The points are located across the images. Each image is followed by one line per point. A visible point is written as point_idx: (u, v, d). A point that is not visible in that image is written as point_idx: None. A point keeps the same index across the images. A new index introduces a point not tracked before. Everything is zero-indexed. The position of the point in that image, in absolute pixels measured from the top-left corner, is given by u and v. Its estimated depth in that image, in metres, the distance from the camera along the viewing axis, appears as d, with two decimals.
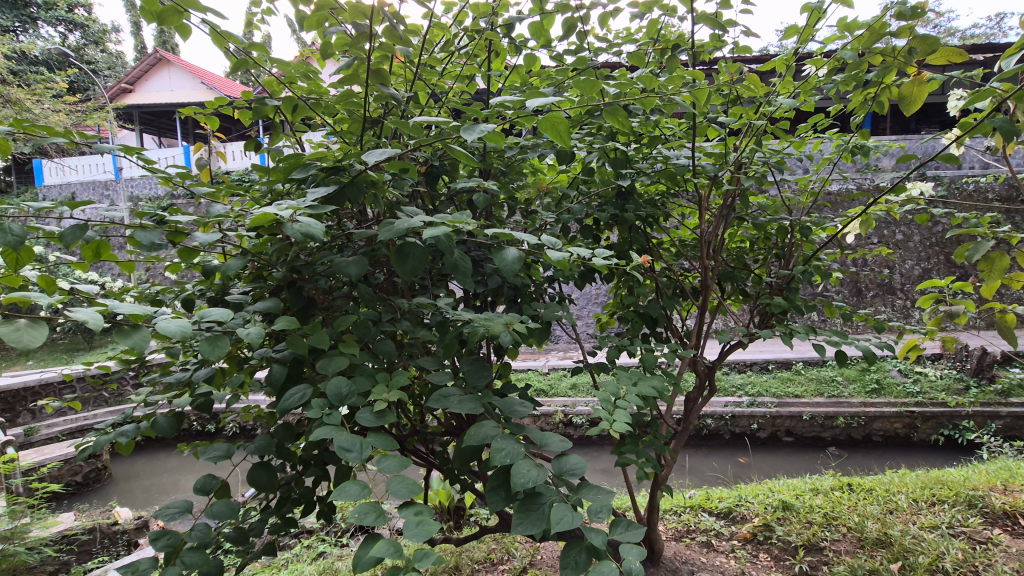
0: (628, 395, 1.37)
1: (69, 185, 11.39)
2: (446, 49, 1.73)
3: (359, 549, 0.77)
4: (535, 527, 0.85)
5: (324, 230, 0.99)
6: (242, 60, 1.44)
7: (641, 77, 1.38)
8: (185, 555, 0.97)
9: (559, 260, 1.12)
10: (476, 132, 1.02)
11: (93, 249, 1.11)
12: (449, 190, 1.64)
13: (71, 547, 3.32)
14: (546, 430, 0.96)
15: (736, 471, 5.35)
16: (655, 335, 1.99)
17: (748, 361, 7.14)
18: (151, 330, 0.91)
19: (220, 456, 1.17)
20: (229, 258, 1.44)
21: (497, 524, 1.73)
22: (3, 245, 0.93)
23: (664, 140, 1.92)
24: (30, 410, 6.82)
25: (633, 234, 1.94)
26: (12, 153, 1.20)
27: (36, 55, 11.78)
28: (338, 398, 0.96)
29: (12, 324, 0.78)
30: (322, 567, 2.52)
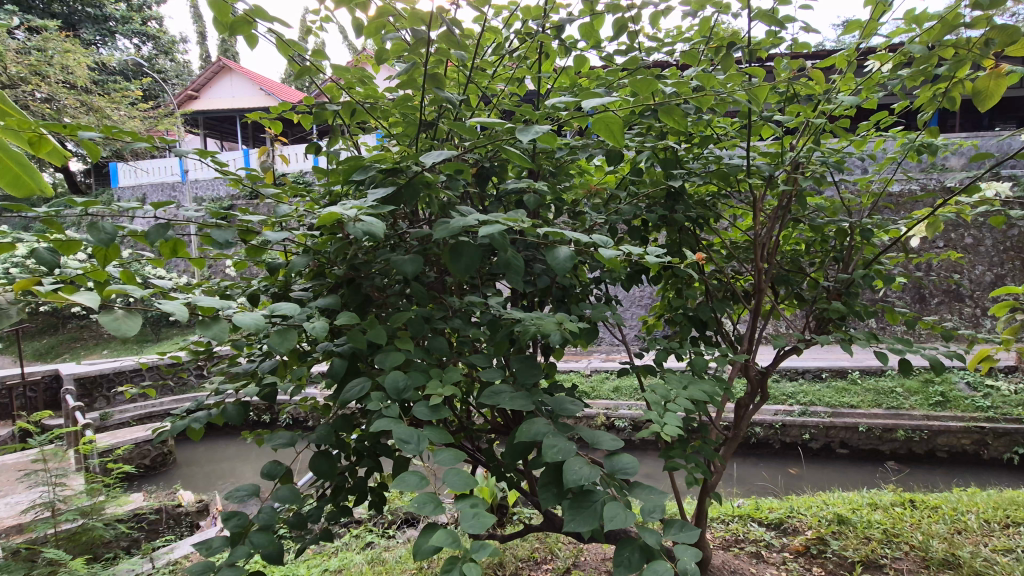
0: (678, 398, 1.34)
1: (140, 187, 12.18)
2: (497, 52, 1.76)
3: (419, 536, 0.79)
4: (587, 525, 0.85)
5: (385, 229, 1.03)
6: (303, 67, 1.51)
7: (697, 76, 1.36)
8: (253, 536, 1.03)
9: (611, 259, 1.13)
10: (531, 133, 1.04)
11: (171, 247, 1.19)
12: (498, 191, 1.66)
13: (141, 525, 3.55)
14: (597, 429, 0.97)
15: (787, 482, 5.17)
16: (705, 339, 1.95)
17: (800, 368, 6.88)
18: (227, 323, 0.97)
19: (284, 444, 1.23)
20: (291, 255, 1.51)
21: (543, 523, 1.74)
22: (97, 242, 1.02)
23: (717, 140, 1.88)
24: (105, 396, 7.34)
25: (682, 236, 1.91)
26: (96, 154, 1.30)
27: (113, 66, 12.65)
28: (396, 391, 1.00)
29: (111, 314, 0.85)
30: (371, 556, 2.60)
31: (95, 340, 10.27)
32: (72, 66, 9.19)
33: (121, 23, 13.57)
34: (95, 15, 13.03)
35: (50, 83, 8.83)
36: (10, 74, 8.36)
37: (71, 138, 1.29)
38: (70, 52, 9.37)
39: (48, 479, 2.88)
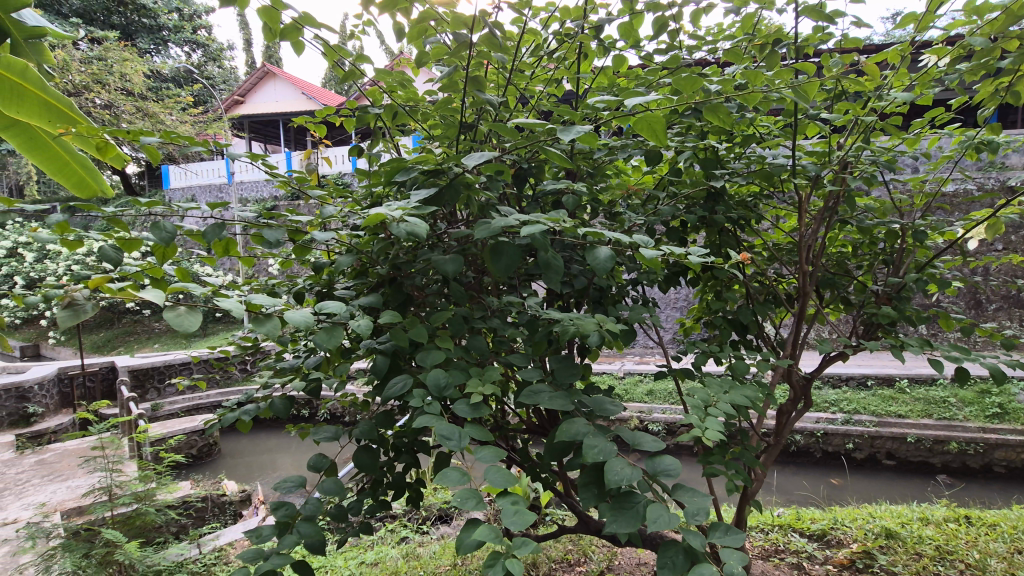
0: (720, 402, 1.32)
1: (190, 189, 12.74)
2: (536, 53, 1.76)
3: (461, 531, 0.81)
4: (628, 526, 0.85)
5: (428, 229, 1.06)
6: (348, 72, 1.56)
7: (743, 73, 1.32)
8: (300, 526, 1.06)
9: (652, 260, 1.12)
10: (573, 133, 1.05)
11: (224, 246, 1.25)
12: (536, 192, 1.67)
13: (189, 512, 3.71)
14: (638, 431, 0.96)
15: (829, 493, 5.00)
16: (746, 343, 1.91)
17: (843, 376, 6.63)
18: (279, 320, 1.01)
19: (328, 438, 1.27)
20: (334, 255, 1.56)
21: (578, 524, 1.73)
22: (159, 241, 1.08)
23: (760, 139, 1.83)
24: (156, 388, 7.70)
25: (723, 237, 1.87)
26: (158, 159, 1.38)
27: (166, 73, 13.28)
28: (438, 388, 1.02)
29: (174, 310, 0.90)
30: (406, 551, 2.64)
31: (147, 334, 10.79)
32: (129, 74, 9.69)
33: (173, 32, 14.21)
34: (150, 25, 13.69)
35: (109, 91, 9.33)
36: (74, 83, 8.89)
37: (133, 143, 1.37)
38: (128, 61, 9.88)
39: (106, 465, 3.04)
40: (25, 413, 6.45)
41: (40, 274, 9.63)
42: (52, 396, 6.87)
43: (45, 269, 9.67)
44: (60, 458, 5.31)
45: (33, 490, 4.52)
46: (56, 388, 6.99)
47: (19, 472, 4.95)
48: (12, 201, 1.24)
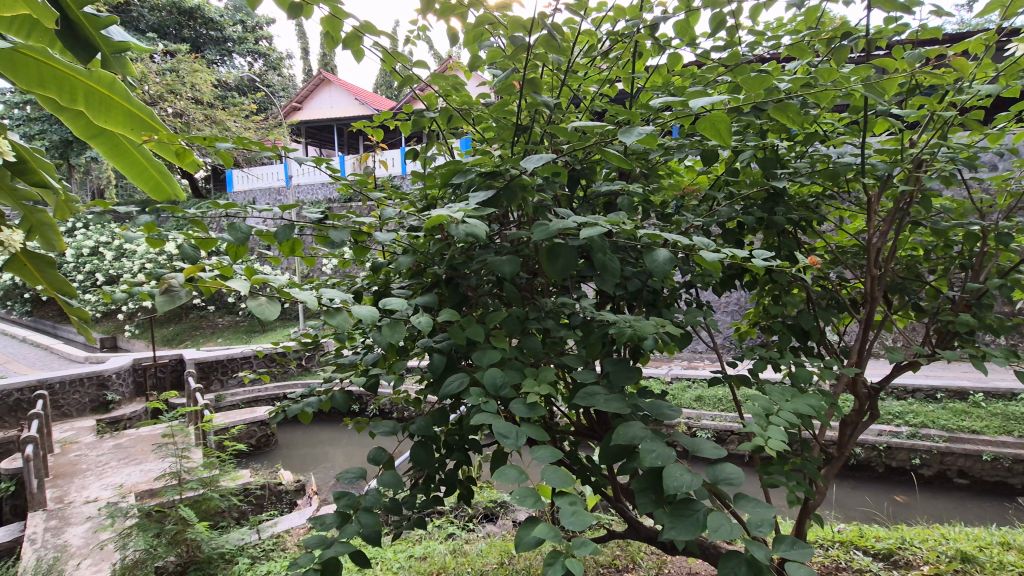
0: (782, 411, 1.26)
1: (251, 192, 13.41)
2: (590, 54, 1.75)
3: (520, 529, 0.81)
4: (689, 534, 0.83)
5: (487, 230, 1.08)
6: (407, 78, 1.61)
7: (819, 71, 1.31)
8: (360, 516, 1.10)
9: (714, 263, 1.09)
10: (635, 135, 1.06)
11: (292, 246, 1.33)
12: (588, 194, 1.66)
13: (249, 499, 3.91)
14: (698, 437, 0.94)
15: (893, 510, 4.73)
16: (806, 350, 1.83)
17: (909, 387, 6.24)
18: (347, 313, 1.07)
19: (386, 433, 1.30)
20: (390, 255, 1.60)
21: (628, 530, 1.71)
22: (237, 241, 1.17)
23: (824, 138, 1.75)
24: (219, 380, 8.15)
25: (783, 239, 1.80)
26: (231, 165, 1.47)
27: (231, 82, 14.04)
28: (494, 387, 1.03)
29: (256, 301, 0.98)
30: (454, 547, 2.68)
31: (211, 329, 11.44)
32: (198, 84, 10.30)
33: (238, 43, 14.99)
34: (217, 37, 14.47)
35: (181, 101, 9.96)
36: (151, 94, 9.54)
37: (210, 148, 1.46)
38: (198, 72, 10.50)
39: (177, 452, 3.24)
40: (104, 399, 6.96)
41: (118, 270, 10.40)
42: (128, 385, 7.39)
43: (122, 266, 10.40)
44: (136, 442, 5.70)
45: (111, 471, 4.88)
46: (131, 377, 7.51)
47: (99, 454, 5.35)
48: (104, 203, 1.35)
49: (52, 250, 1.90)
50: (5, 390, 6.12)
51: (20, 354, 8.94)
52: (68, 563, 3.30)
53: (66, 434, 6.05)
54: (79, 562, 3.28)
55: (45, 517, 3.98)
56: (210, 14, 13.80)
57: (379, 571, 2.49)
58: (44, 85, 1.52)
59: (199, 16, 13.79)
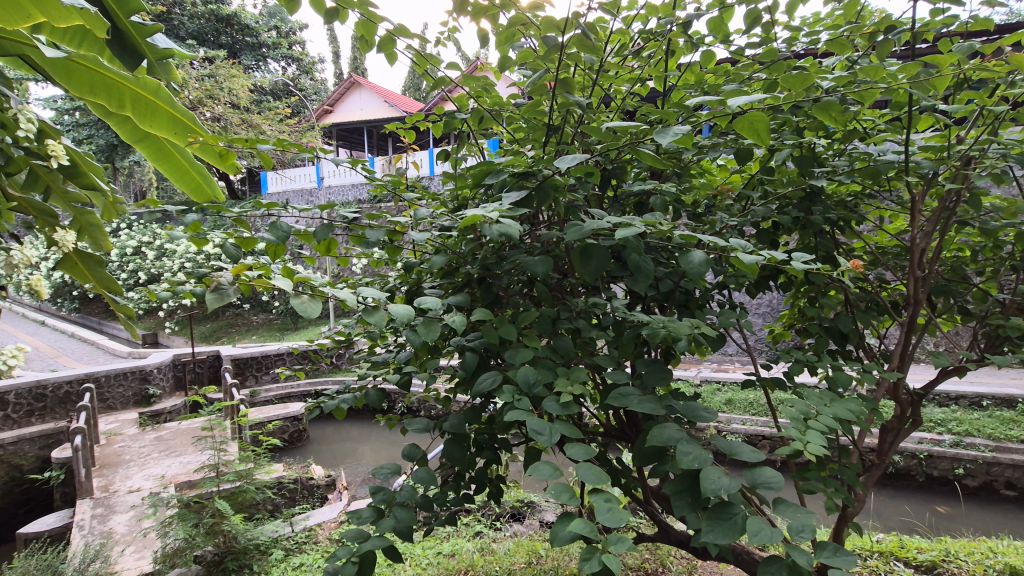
0: (821, 415, 1.23)
1: (284, 194, 13.77)
2: (622, 53, 1.74)
3: (556, 525, 0.81)
4: (727, 537, 0.82)
5: (520, 230, 1.09)
6: (441, 80, 1.63)
7: (864, 67, 1.27)
8: (396, 511, 1.12)
9: (752, 264, 1.06)
10: (670, 135, 1.06)
11: (329, 245, 1.38)
12: (619, 193, 1.65)
13: (283, 492, 4.02)
14: (735, 439, 0.93)
15: (935, 522, 4.56)
16: (844, 354, 1.78)
17: (952, 394, 6.00)
18: (384, 311, 1.09)
19: (420, 429, 1.32)
20: (422, 255, 1.63)
21: (658, 534, 1.69)
22: (277, 240, 1.23)
23: (865, 135, 1.70)
24: (254, 376, 8.38)
25: (820, 239, 1.75)
26: (270, 167, 1.52)
27: (266, 87, 14.42)
28: (527, 385, 1.04)
29: (299, 299, 1.02)
30: (481, 545, 2.70)
31: (246, 326, 11.79)
32: (235, 88, 10.61)
33: (272, 48, 15.39)
34: (252, 43, 14.88)
35: (219, 105, 10.29)
36: (191, 99, 9.88)
37: (251, 150, 1.51)
38: (235, 77, 10.83)
39: (215, 445, 3.35)
40: (146, 393, 7.25)
41: (159, 269, 10.82)
42: (169, 379, 7.67)
43: (163, 265, 10.80)
44: (176, 435, 5.91)
45: (152, 462, 5.07)
46: (171, 372, 7.79)
47: (142, 446, 5.57)
48: (155, 204, 1.42)
49: (99, 250, 1.98)
50: (55, 383, 6.42)
51: (70, 349, 9.38)
52: (114, 549, 3.45)
53: (111, 426, 6.32)
54: (124, 549, 3.43)
55: (92, 504, 4.17)
56: (246, 21, 14.19)
57: (409, 567, 2.52)
58: (94, 91, 1.60)
59: (236, 22, 14.20)
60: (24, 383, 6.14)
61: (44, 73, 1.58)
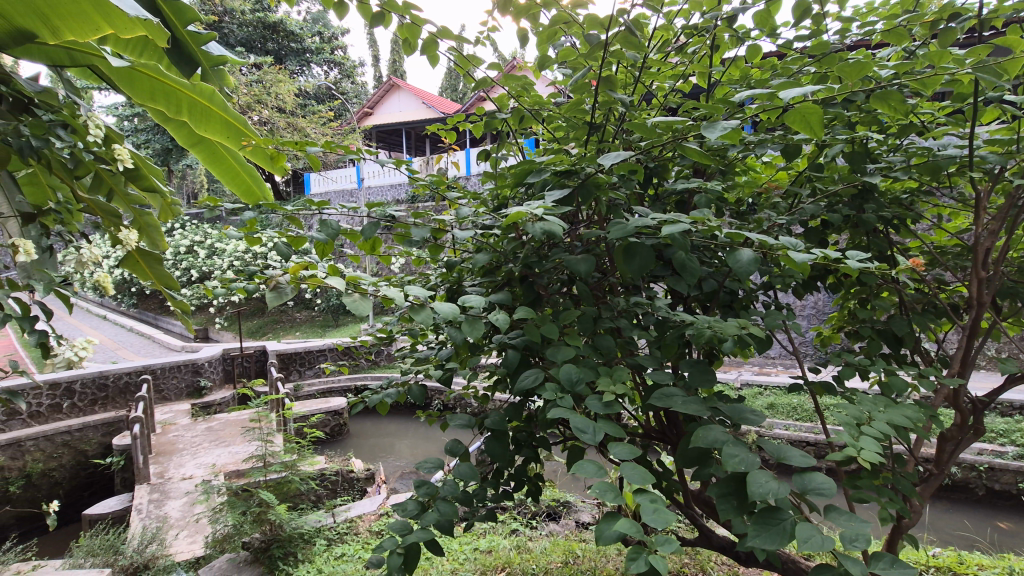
0: (874, 421, 1.18)
1: (327, 194, 14.17)
2: (665, 49, 1.71)
3: (600, 524, 0.81)
4: (775, 543, 0.80)
5: (563, 229, 1.09)
6: (483, 81, 1.64)
7: (927, 54, 1.21)
8: (439, 505, 1.14)
9: (803, 263, 1.03)
10: (720, 129, 1.09)
11: (373, 243, 1.43)
12: (661, 191, 1.63)
13: (325, 483, 4.14)
14: (784, 444, 0.90)
15: (997, 538, 4.31)
16: (899, 358, 1.70)
17: (1017, 404, 5.65)
18: (430, 309, 1.11)
19: (462, 425, 1.34)
20: (462, 254, 1.65)
21: (701, 539, 1.65)
22: (327, 238, 1.29)
23: (923, 129, 1.62)
24: (298, 370, 8.66)
25: (873, 238, 1.68)
26: (318, 168, 1.57)
27: (310, 91, 14.87)
28: (570, 383, 1.04)
29: (351, 296, 1.05)
30: (518, 543, 2.71)
31: (291, 323, 12.21)
32: (281, 93, 11.00)
33: (315, 53, 15.85)
34: (297, 48, 15.35)
35: (266, 110, 10.69)
36: (240, 104, 10.30)
37: (301, 152, 1.57)
38: (282, 82, 11.21)
39: (262, 436, 3.49)
40: (197, 385, 7.60)
41: (210, 267, 11.33)
42: (218, 372, 8.01)
43: (214, 264, 11.31)
44: (225, 426, 6.18)
45: (204, 451, 5.32)
46: (221, 366, 8.13)
47: (193, 436, 5.84)
48: (216, 205, 1.50)
49: (156, 249, 2.09)
50: (116, 374, 6.80)
51: (128, 343, 9.91)
52: (169, 533, 3.64)
53: (165, 416, 6.65)
54: (178, 533, 3.61)
55: (149, 489, 4.41)
56: (291, 27, 14.65)
57: (447, 561, 2.56)
58: (155, 97, 1.70)
59: (282, 29, 14.67)
60: (88, 374, 6.53)
61: (109, 81, 1.69)
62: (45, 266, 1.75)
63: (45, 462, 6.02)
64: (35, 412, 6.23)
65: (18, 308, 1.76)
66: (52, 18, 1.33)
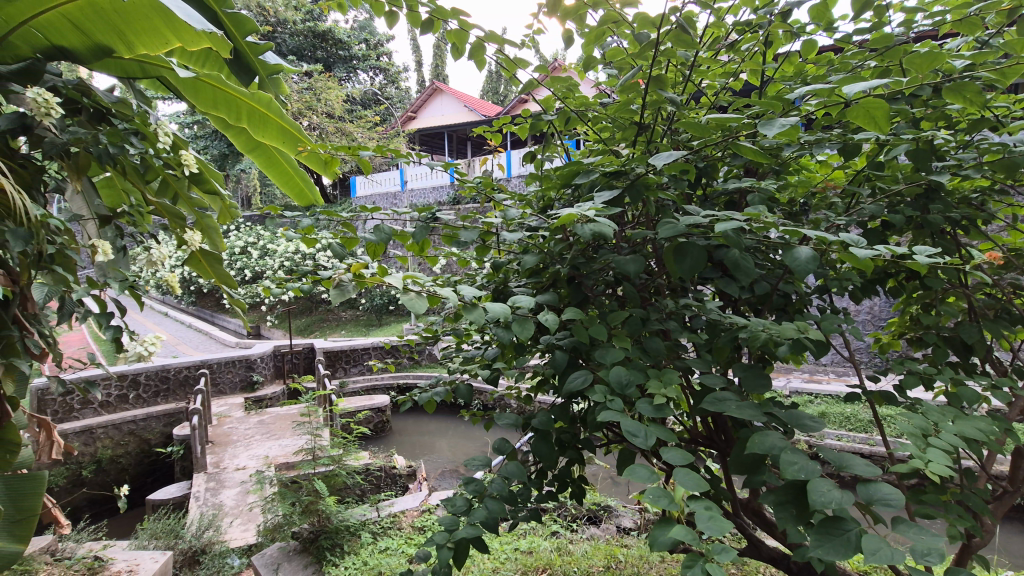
0: (943, 433, 1.11)
1: (371, 197, 14.56)
2: (716, 47, 1.68)
3: (654, 529, 0.81)
4: (839, 555, 0.77)
5: (613, 230, 1.09)
6: (530, 83, 1.66)
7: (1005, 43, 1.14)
8: (488, 503, 1.15)
9: (867, 261, 0.99)
10: (777, 126, 1.07)
11: (422, 244, 1.47)
12: (711, 192, 1.59)
13: (370, 478, 4.26)
14: (846, 452, 0.87)
15: None
16: (967, 367, 1.60)
17: None
18: (482, 308, 1.13)
19: (509, 424, 1.35)
20: (508, 255, 1.66)
21: (750, 550, 1.60)
22: (381, 240, 1.34)
23: (997, 123, 1.53)
24: (344, 368, 8.92)
25: (939, 240, 1.60)
26: (370, 171, 1.62)
27: (356, 97, 15.32)
28: (620, 385, 1.03)
29: (407, 295, 1.08)
30: (558, 545, 2.71)
31: (337, 322, 12.61)
32: (330, 100, 11.39)
33: (362, 60, 16.32)
34: (345, 56, 15.83)
35: (316, 116, 11.09)
36: (292, 111, 10.73)
37: (354, 156, 1.62)
38: (332, 89, 11.60)
39: (311, 430, 3.62)
40: (251, 380, 7.95)
41: (262, 267, 11.83)
42: (269, 368, 8.35)
43: (265, 264, 11.81)
44: (275, 420, 6.43)
45: (256, 444, 5.55)
46: (273, 362, 8.48)
47: (246, 428, 6.11)
48: (277, 208, 1.57)
49: (216, 249, 2.20)
50: (177, 367, 7.19)
51: (187, 338, 10.48)
52: (225, 520, 3.83)
53: (221, 408, 6.98)
54: (233, 521, 3.79)
55: (206, 478, 4.65)
56: (339, 36, 15.16)
57: (488, 559, 2.58)
58: (216, 106, 1.77)
59: (330, 38, 15.18)
60: (152, 367, 6.93)
61: (175, 90, 1.79)
62: (120, 265, 1.86)
63: (114, 449, 6.44)
64: (105, 402, 6.67)
65: (95, 304, 1.88)
66: (128, 34, 1.43)
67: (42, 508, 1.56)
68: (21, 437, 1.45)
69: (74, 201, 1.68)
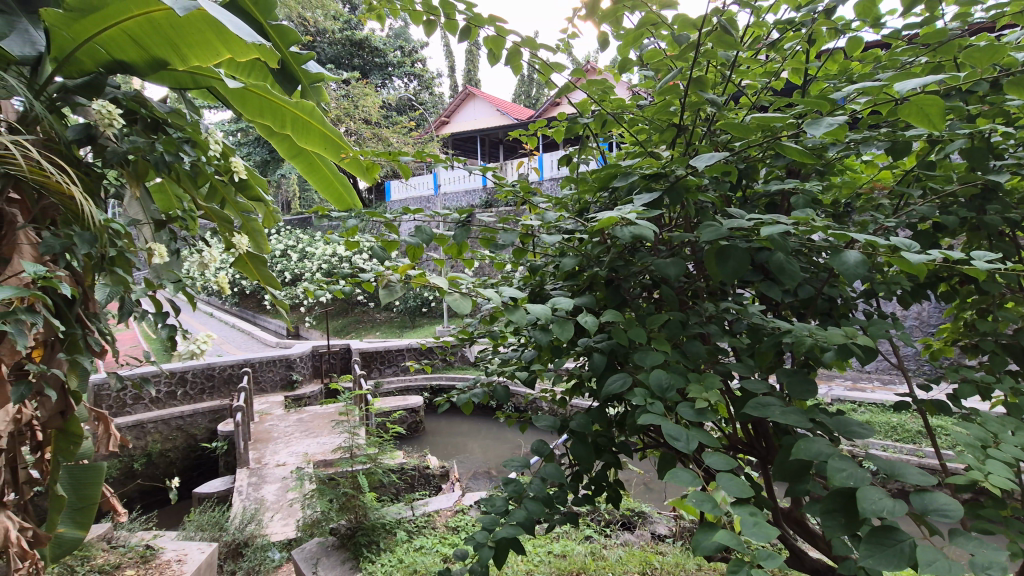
0: (1003, 444, 1.06)
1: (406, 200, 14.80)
2: (757, 46, 1.64)
3: (698, 534, 0.80)
4: (891, 566, 0.74)
5: (654, 232, 1.08)
6: (566, 86, 1.66)
7: None
8: (527, 504, 1.16)
9: (922, 263, 0.95)
10: (824, 126, 1.04)
11: (461, 246, 1.50)
12: (751, 194, 1.56)
13: (405, 477, 4.33)
14: (898, 460, 0.84)
15: None
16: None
17: None
18: (523, 309, 1.14)
19: (547, 426, 1.36)
20: (545, 258, 1.67)
21: (792, 560, 1.56)
22: (423, 242, 1.37)
23: None
24: (378, 368, 9.08)
25: (997, 242, 1.52)
26: (409, 175, 1.66)
27: (392, 103, 15.63)
28: (660, 388, 1.02)
29: (451, 296, 1.10)
30: (593, 549, 2.69)
31: (372, 324, 12.87)
32: (367, 106, 11.64)
33: (397, 67, 16.64)
34: (381, 63, 16.18)
35: (353, 122, 11.35)
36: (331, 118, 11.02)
37: (394, 161, 1.66)
38: (369, 95, 11.86)
39: (349, 429, 3.70)
40: (290, 378, 8.19)
41: (301, 269, 12.18)
42: (308, 368, 8.58)
43: (303, 266, 12.15)
44: (314, 418, 6.60)
45: (296, 441, 5.71)
46: (311, 362, 8.73)
47: (286, 426, 6.29)
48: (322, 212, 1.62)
49: (260, 252, 2.28)
50: (221, 366, 7.48)
51: (230, 338, 10.86)
52: (267, 514, 3.96)
53: (261, 406, 7.21)
54: (274, 516, 3.91)
55: (248, 473, 4.81)
56: (375, 43, 15.52)
57: (522, 561, 2.59)
58: (262, 114, 1.84)
59: (367, 45, 15.54)
60: (199, 365, 7.22)
61: (224, 99, 1.86)
62: (173, 267, 1.96)
63: (163, 443, 6.74)
64: (156, 398, 6.98)
65: (151, 304, 1.97)
66: (183, 47, 1.50)
67: (101, 496, 1.67)
68: (82, 428, 1.57)
69: (131, 207, 1.77)
